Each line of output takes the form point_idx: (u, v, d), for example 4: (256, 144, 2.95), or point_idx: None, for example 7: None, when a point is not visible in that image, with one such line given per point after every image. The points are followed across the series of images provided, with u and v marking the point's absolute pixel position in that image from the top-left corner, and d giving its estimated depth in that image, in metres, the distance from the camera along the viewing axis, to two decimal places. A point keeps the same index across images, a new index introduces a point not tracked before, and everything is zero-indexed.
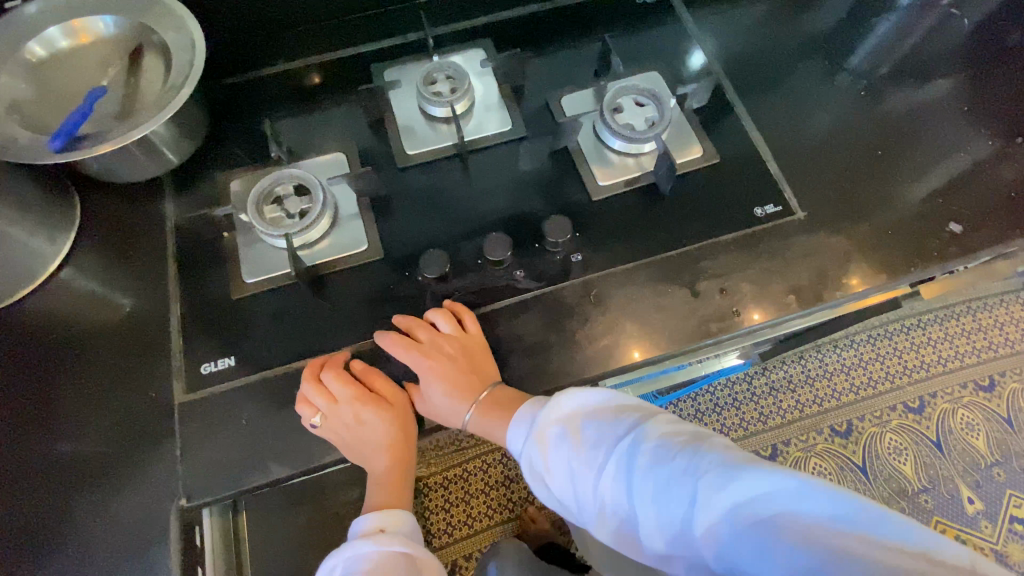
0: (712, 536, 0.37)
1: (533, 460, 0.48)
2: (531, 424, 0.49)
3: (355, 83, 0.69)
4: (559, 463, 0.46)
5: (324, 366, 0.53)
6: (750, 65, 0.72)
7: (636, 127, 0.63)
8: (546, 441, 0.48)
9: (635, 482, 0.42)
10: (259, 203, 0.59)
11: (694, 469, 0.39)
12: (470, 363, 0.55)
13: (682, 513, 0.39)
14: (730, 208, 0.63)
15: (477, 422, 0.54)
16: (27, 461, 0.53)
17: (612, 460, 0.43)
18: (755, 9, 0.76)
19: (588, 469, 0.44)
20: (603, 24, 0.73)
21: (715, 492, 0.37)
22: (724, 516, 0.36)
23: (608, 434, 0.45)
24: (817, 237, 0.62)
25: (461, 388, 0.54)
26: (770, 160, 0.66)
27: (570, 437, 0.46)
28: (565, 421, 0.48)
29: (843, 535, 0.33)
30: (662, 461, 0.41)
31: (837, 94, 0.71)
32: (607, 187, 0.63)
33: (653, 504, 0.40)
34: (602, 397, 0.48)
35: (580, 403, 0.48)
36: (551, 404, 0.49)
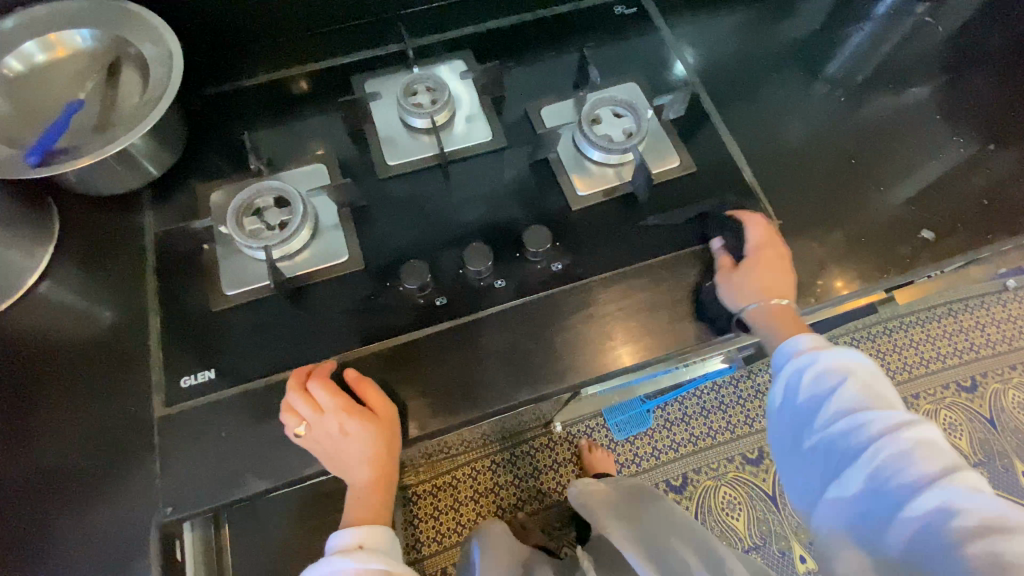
0: (921, 522, 0.41)
1: (804, 377, 0.52)
2: (813, 352, 0.53)
3: (335, 93, 0.69)
4: (822, 389, 0.51)
5: (313, 375, 0.54)
6: (728, 75, 0.73)
7: (614, 138, 0.64)
8: (811, 372, 0.52)
9: (881, 444, 0.45)
10: (238, 215, 0.59)
11: (956, 480, 0.42)
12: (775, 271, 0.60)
13: (905, 489, 0.43)
14: (708, 216, 0.64)
15: (764, 312, 0.57)
16: (4, 477, 0.52)
17: (870, 422, 0.47)
18: (732, 20, 0.78)
19: (845, 411, 0.49)
20: (582, 34, 0.73)
21: (953, 496, 0.41)
22: (938, 512, 0.41)
23: (881, 404, 0.48)
24: (793, 245, 0.63)
25: (774, 285, 0.58)
26: (745, 169, 0.67)
27: (845, 380, 0.50)
28: (850, 371, 0.51)
29: None
30: (920, 452, 0.44)
31: (814, 103, 0.72)
32: (587, 197, 0.64)
33: (873, 469, 0.45)
34: (884, 379, 0.51)
35: (875, 373, 0.51)
36: (850, 353, 0.52)
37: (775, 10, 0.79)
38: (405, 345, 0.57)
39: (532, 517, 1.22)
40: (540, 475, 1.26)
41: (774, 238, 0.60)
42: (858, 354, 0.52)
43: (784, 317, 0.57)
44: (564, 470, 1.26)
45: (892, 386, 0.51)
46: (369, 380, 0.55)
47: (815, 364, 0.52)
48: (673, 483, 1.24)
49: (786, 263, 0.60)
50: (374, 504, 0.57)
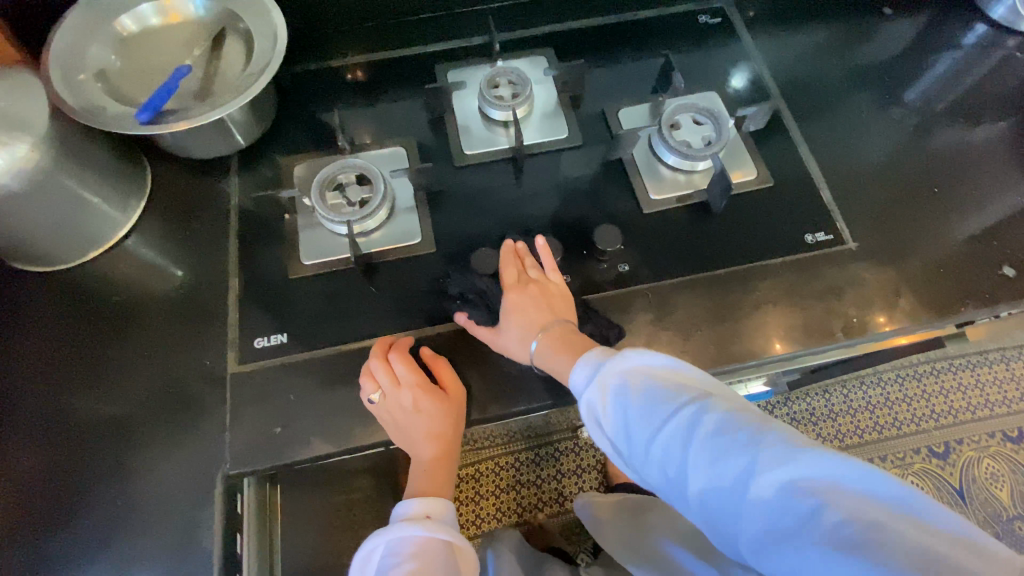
0: (765, 512, 0.35)
1: (592, 405, 0.45)
2: (597, 372, 0.45)
3: (418, 79, 0.71)
4: (616, 410, 0.43)
5: (391, 349, 0.55)
6: (808, 93, 0.72)
7: (693, 144, 0.64)
8: (605, 393, 0.44)
9: (694, 446, 0.38)
10: (323, 189, 0.61)
11: (766, 451, 0.36)
12: (549, 304, 0.55)
13: (739, 479, 0.36)
14: (781, 233, 0.63)
15: (545, 350, 0.52)
16: (88, 413, 0.56)
17: (675, 424, 0.40)
18: (813, 37, 0.77)
19: (648, 424, 0.41)
20: (665, 40, 0.74)
21: (778, 467, 0.35)
22: (777, 496, 0.35)
23: (675, 396, 0.42)
24: (866, 269, 0.62)
25: (541, 315, 0.54)
26: (823, 189, 0.66)
27: (631, 394, 0.43)
28: (633, 378, 0.43)
29: (895, 518, 0.32)
30: (728, 434, 0.38)
31: (897, 127, 0.71)
32: (659, 202, 0.64)
33: (700, 472, 0.38)
34: (670, 360, 0.44)
35: (651, 366, 0.44)
36: (623, 354, 0.45)
37: (857, 31, 0.78)
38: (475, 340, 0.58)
39: (550, 520, 1.22)
40: (563, 478, 1.26)
41: (502, 280, 0.57)
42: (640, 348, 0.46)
43: (575, 343, 0.51)
44: (588, 476, 1.26)
45: (689, 364, 0.45)
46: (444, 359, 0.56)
47: (602, 383, 0.45)
48: None
49: (545, 288, 0.56)
50: (435, 480, 0.58)
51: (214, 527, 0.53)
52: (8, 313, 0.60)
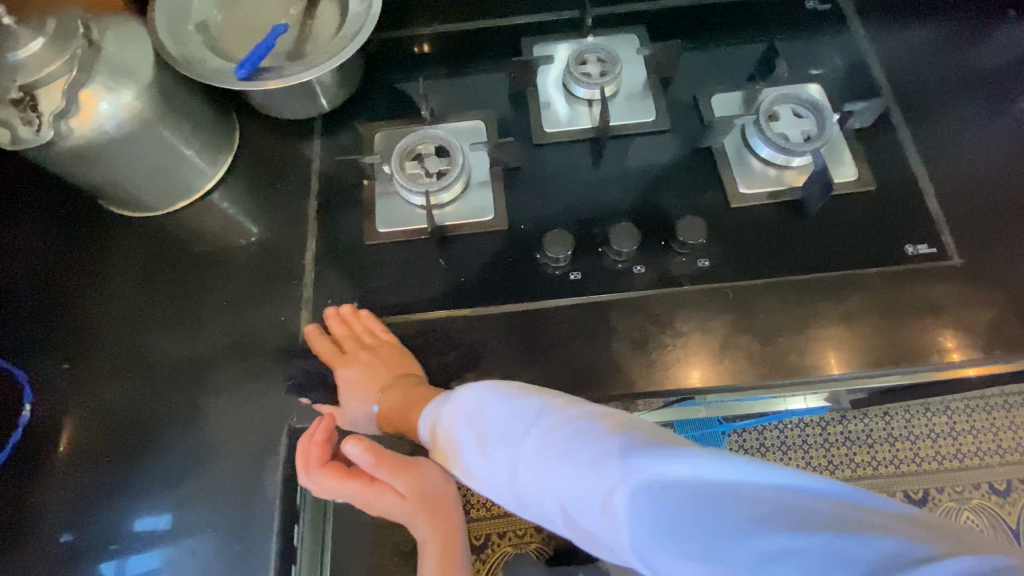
0: (624, 517, 0.35)
1: (466, 457, 0.46)
2: (455, 409, 0.47)
3: (502, 54, 0.70)
4: (485, 460, 0.44)
5: (311, 464, 0.53)
6: (923, 93, 0.67)
7: (791, 138, 0.60)
8: (477, 439, 0.45)
9: (554, 474, 0.39)
10: (403, 157, 0.61)
11: (603, 454, 0.37)
12: (396, 368, 0.55)
13: (594, 494, 0.36)
14: (880, 240, 0.59)
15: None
16: (169, 355, 0.58)
17: (526, 445, 0.41)
18: (933, 33, 0.71)
19: (513, 457, 0.42)
20: (768, 25, 0.68)
21: (619, 471, 0.35)
22: (627, 498, 0.34)
23: (525, 419, 0.43)
24: (968, 289, 0.57)
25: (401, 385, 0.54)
26: (930, 197, 0.60)
27: (482, 424, 0.44)
28: (488, 411, 0.45)
29: (750, 496, 0.31)
30: (570, 452, 0.38)
31: (1022, 138, 0.64)
32: (748, 196, 0.60)
33: (570, 498, 0.38)
34: (507, 386, 0.46)
35: (499, 392, 0.46)
36: (459, 396, 0.47)
37: (985, 29, 0.71)
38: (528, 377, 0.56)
39: None
40: None
41: (331, 357, 0.56)
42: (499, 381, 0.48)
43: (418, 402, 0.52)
44: None
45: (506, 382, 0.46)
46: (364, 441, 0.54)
47: (468, 417, 0.46)
48: None
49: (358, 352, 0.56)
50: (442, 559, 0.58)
51: (276, 477, 0.54)
52: (102, 254, 0.63)
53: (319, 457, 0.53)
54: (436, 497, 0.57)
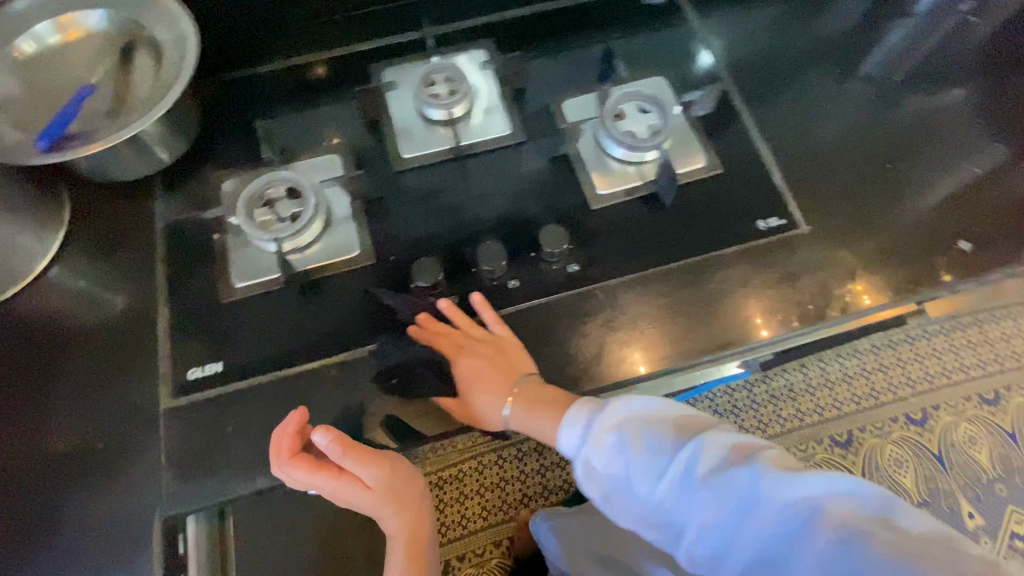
0: (767, 534, 0.39)
1: (588, 463, 0.47)
2: (591, 427, 0.47)
3: (349, 81, 0.67)
4: (614, 468, 0.46)
5: (282, 456, 0.49)
6: (760, 70, 0.70)
7: (639, 135, 0.61)
8: (604, 449, 0.46)
9: (693, 487, 0.42)
10: (250, 205, 0.57)
11: (761, 480, 0.40)
12: (506, 362, 0.54)
13: (739, 510, 0.40)
14: (735, 218, 0.61)
15: (520, 415, 0.52)
16: (14, 458, 0.53)
17: (674, 471, 0.43)
18: (766, 12, 0.74)
19: (649, 474, 0.44)
20: (607, 25, 0.70)
21: (781, 496, 0.39)
22: (776, 517, 0.39)
23: (671, 439, 0.45)
24: (820, 252, 0.60)
25: (507, 378, 0.53)
26: (774, 171, 0.63)
27: (632, 448, 0.45)
28: (647, 427, 0.46)
29: (863, 517, 0.37)
30: (733, 472, 0.41)
31: (852, 102, 0.69)
32: (607, 196, 0.61)
33: (704, 514, 0.42)
34: (661, 403, 0.48)
35: (659, 413, 0.47)
36: (611, 404, 0.48)
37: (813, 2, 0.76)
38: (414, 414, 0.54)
39: None
40: None
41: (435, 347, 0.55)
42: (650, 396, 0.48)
43: (539, 400, 0.52)
44: None
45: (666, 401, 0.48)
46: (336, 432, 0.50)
47: (604, 435, 0.46)
48: None
49: (498, 343, 0.54)
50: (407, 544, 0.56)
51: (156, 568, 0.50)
52: None
53: (293, 450, 0.49)
54: (404, 491, 0.54)
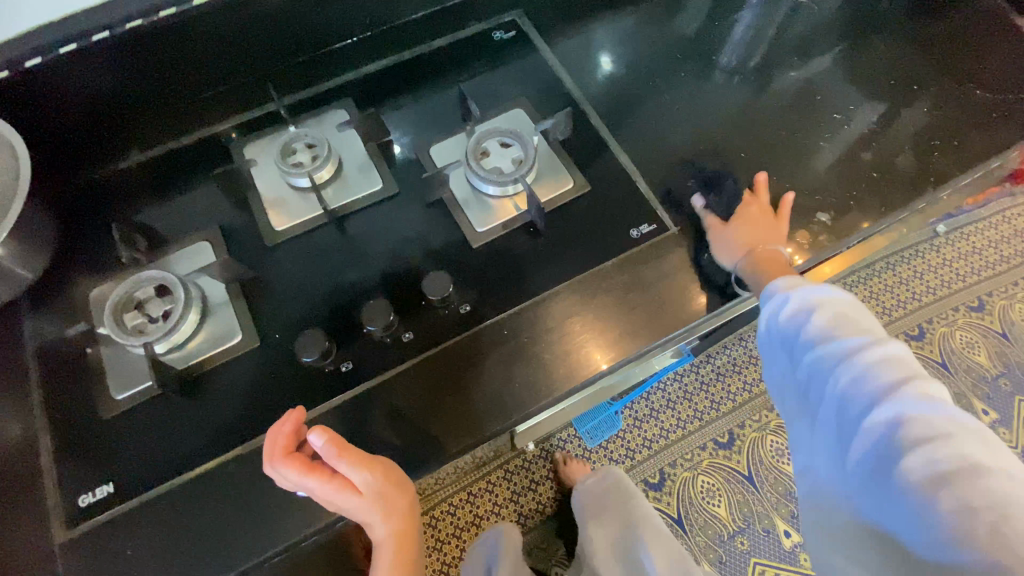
0: (873, 436, 0.45)
1: (773, 317, 0.56)
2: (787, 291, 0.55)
3: (211, 164, 0.66)
4: (795, 330, 0.54)
5: (276, 455, 0.49)
6: (615, 85, 0.74)
7: (504, 169, 0.63)
8: (787, 309, 0.54)
9: (842, 371, 0.49)
10: (117, 312, 0.55)
11: (909, 391, 0.45)
12: (773, 228, 0.63)
13: (865, 405, 0.47)
14: (609, 231, 0.63)
15: (750, 261, 0.60)
16: None
17: (829, 352, 0.50)
18: (616, 28, 0.79)
19: (815, 345, 0.52)
20: (460, 69, 0.73)
21: (909, 404, 0.44)
22: (894, 426, 0.44)
23: (848, 329, 0.51)
24: (696, 248, 0.63)
25: (761, 234, 0.62)
26: (639, 180, 0.66)
27: (816, 315, 0.53)
28: (835, 317, 0.52)
29: (962, 441, 0.42)
30: (868, 380, 0.47)
31: (705, 101, 0.74)
32: (486, 233, 0.62)
33: (835, 402, 0.49)
34: (837, 293, 0.54)
35: (839, 298, 0.53)
36: (825, 287, 0.55)
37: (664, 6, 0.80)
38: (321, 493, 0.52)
39: None
40: (519, 497, 1.29)
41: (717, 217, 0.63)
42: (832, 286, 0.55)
43: (773, 260, 0.60)
44: (544, 487, 1.30)
45: (844, 293, 0.54)
46: (330, 432, 0.50)
47: (810, 318, 0.53)
48: (652, 482, 1.30)
49: (755, 220, 0.63)
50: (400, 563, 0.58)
51: None
52: None
53: (286, 446, 0.50)
54: (397, 497, 0.52)
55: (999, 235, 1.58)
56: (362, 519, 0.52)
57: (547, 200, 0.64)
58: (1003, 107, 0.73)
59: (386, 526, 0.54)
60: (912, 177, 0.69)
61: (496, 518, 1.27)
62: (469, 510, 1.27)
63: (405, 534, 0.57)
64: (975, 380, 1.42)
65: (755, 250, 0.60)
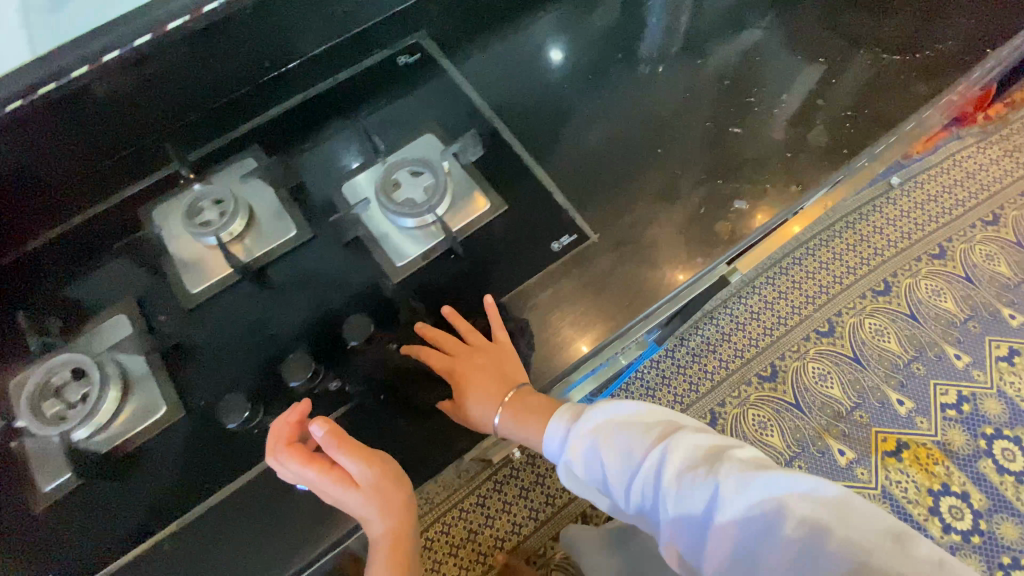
0: (722, 543, 0.43)
1: (572, 464, 0.53)
2: (569, 431, 0.54)
3: (120, 233, 0.65)
4: (601, 463, 0.52)
5: (279, 443, 0.51)
6: (524, 96, 0.73)
7: (416, 200, 0.61)
8: (583, 448, 0.53)
9: (663, 492, 0.47)
10: (31, 403, 0.53)
11: (722, 483, 0.44)
12: (499, 370, 0.57)
13: (701, 511, 0.44)
14: (528, 248, 0.63)
15: (511, 422, 0.56)
16: None
17: (643, 471, 0.49)
18: (523, 36, 0.78)
19: (627, 471, 0.50)
20: (366, 100, 0.72)
21: (732, 497, 0.43)
22: (733, 520, 0.43)
23: (643, 442, 0.50)
24: (615, 254, 0.63)
25: (501, 387, 0.56)
26: (555, 191, 0.66)
27: (605, 446, 0.52)
28: (632, 428, 0.52)
29: (790, 504, 0.41)
30: (687, 489, 0.46)
31: (616, 99, 0.73)
32: (404, 267, 0.60)
33: (678, 524, 0.46)
34: (623, 409, 0.53)
35: (630, 411, 0.53)
36: (585, 414, 0.54)
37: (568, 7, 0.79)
38: (256, 562, 0.51)
39: (514, 553, 1.25)
40: (511, 507, 1.28)
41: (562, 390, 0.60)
42: (607, 401, 0.54)
43: (536, 409, 0.56)
44: (534, 493, 1.29)
45: (629, 404, 0.54)
46: (331, 422, 0.51)
47: (618, 438, 0.51)
48: None
49: (469, 355, 0.57)
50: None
51: None
52: None
53: (289, 437, 0.51)
54: (396, 490, 0.51)
55: (950, 179, 1.59)
56: (356, 513, 0.50)
57: (460, 227, 0.62)
58: (908, 68, 0.74)
59: (379, 529, 0.50)
60: (825, 150, 0.69)
61: (490, 531, 1.27)
62: (462, 527, 1.27)
63: (404, 543, 0.52)
64: (945, 326, 1.43)
65: (515, 402, 0.56)
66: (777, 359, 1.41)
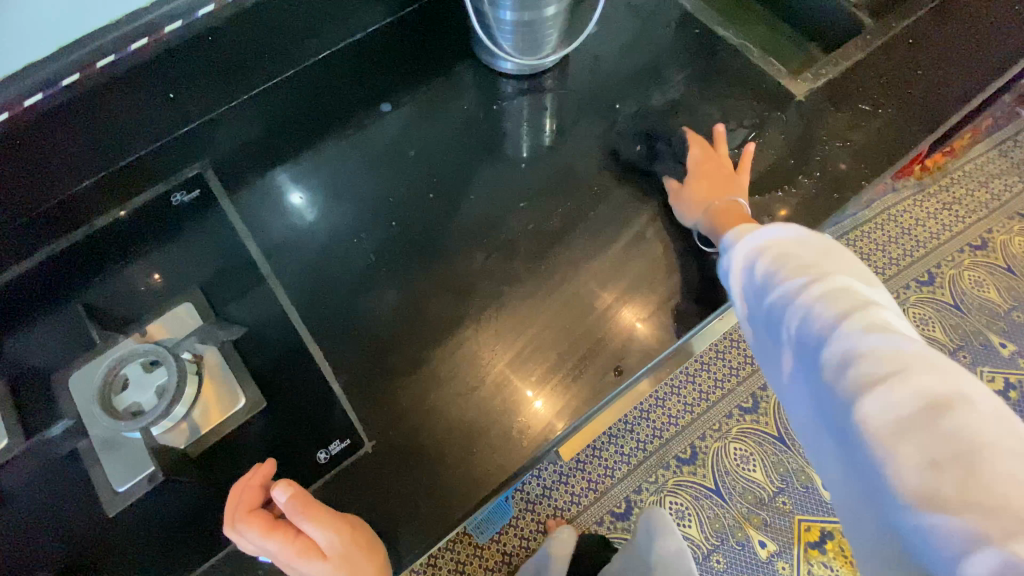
0: (832, 384, 0.40)
1: (729, 270, 0.52)
2: (735, 244, 0.53)
3: None
4: (746, 280, 0.50)
5: (238, 512, 0.45)
6: (319, 238, 0.62)
7: (143, 408, 0.49)
8: (738, 259, 0.51)
9: (792, 313, 0.44)
10: None
11: (857, 327, 0.40)
12: (715, 178, 0.61)
13: (820, 343, 0.42)
14: (288, 460, 0.51)
15: (705, 214, 0.59)
16: None
17: (777, 294, 0.46)
18: (329, 157, 0.66)
19: (766, 291, 0.48)
20: (124, 248, 0.60)
21: (854, 342, 0.40)
22: (845, 362, 0.39)
23: (790, 269, 0.47)
24: (392, 465, 0.52)
25: (718, 187, 0.61)
26: (330, 379, 0.54)
27: (760, 260, 0.49)
28: (796, 258, 0.47)
29: (919, 379, 0.36)
30: (818, 326, 0.42)
31: (428, 240, 0.62)
32: (117, 496, 0.49)
33: (794, 349, 0.44)
34: (793, 234, 0.49)
35: (802, 239, 0.49)
36: (758, 231, 0.51)
37: (387, 119, 0.68)
38: None
39: None
40: None
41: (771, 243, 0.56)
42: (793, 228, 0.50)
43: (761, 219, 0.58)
44: None
45: (807, 233, 0.49)
46: (297, 487, 0.46)
47: (762, 262, 0.49)
48: None
49: (714, 159, 0.63)
50: None
51: None
52: None
53: (256, 502, 0.46)
54: (366, 556, 0.46)
55: (887, 235, 1.48)
56: None
57: (188, 443, 0.51)
58: (766, 200, 0.64)
59: None
60: (660, 312, 0.58)
61: None
62: None
63: None
64: None
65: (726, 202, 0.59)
66: (698, 439, 1.24)
